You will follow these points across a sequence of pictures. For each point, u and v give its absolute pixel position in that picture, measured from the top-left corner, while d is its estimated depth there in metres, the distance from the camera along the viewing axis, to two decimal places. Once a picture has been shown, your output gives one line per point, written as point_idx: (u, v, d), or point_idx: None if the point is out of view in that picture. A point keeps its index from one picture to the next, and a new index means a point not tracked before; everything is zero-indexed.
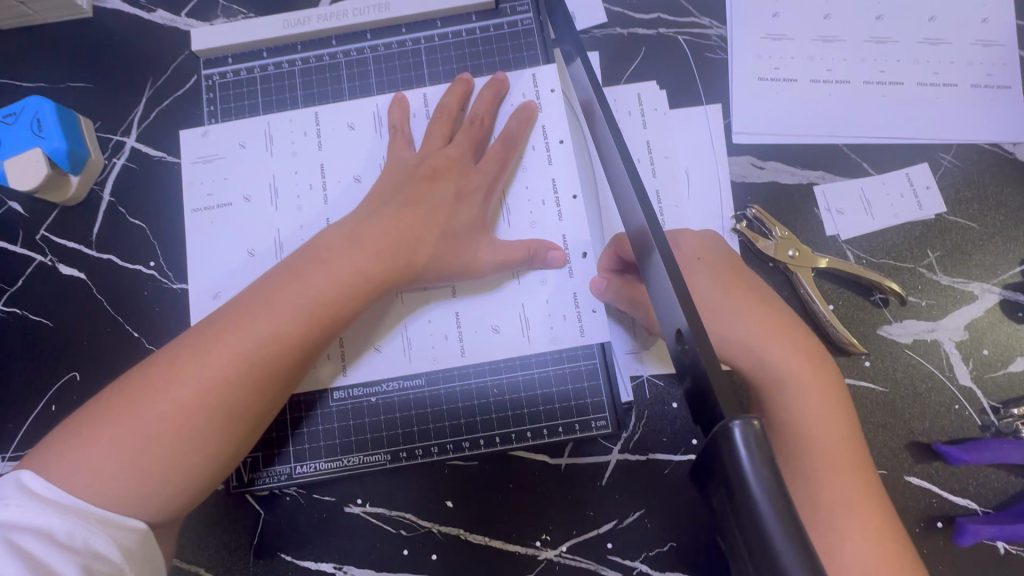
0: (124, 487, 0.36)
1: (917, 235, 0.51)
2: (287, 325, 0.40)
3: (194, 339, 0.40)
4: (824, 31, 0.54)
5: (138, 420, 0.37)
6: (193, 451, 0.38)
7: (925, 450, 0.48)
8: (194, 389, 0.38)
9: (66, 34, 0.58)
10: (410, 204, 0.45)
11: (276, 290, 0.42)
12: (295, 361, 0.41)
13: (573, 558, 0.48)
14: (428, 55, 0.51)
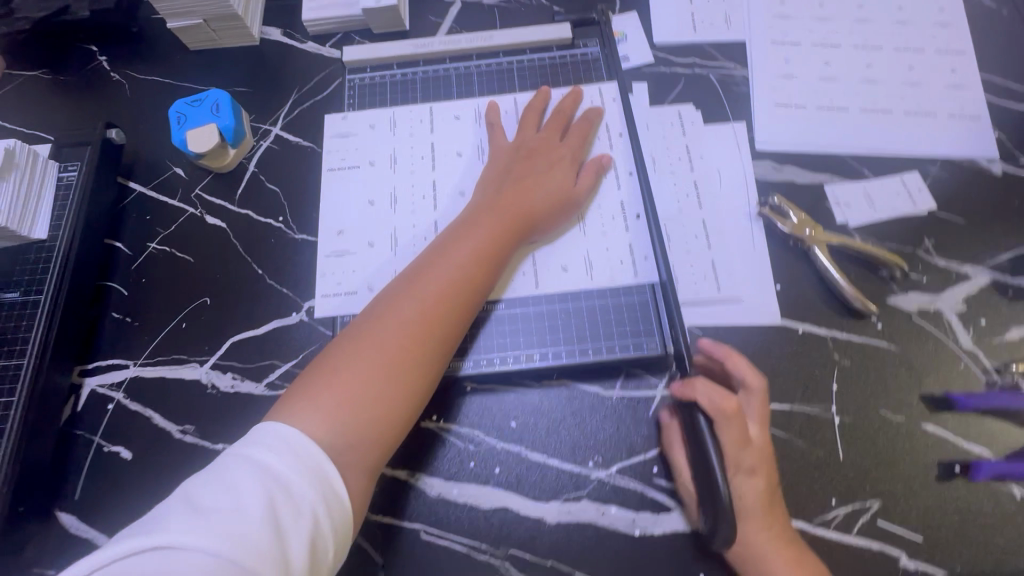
0: (372, 420, 0.44)
1: (914, 226, 0.62)
2: (462, 270, 0.51)
3: (387, 302, 0.49)
4: (826, 73, 0.70)
5: (366, 367, 0.45)
6: (412, 384, 0.46)
7: (938, 402, 0.55)
8: (405, 333, 0.47)
9: (238, 55, 0.77)
10: (519, 180, 0.57)
11: (439, 256, 0.52)
12: (470, 303, 0.51)
13: (623, 478, 0.54)
14: (517, 73, 0.67)
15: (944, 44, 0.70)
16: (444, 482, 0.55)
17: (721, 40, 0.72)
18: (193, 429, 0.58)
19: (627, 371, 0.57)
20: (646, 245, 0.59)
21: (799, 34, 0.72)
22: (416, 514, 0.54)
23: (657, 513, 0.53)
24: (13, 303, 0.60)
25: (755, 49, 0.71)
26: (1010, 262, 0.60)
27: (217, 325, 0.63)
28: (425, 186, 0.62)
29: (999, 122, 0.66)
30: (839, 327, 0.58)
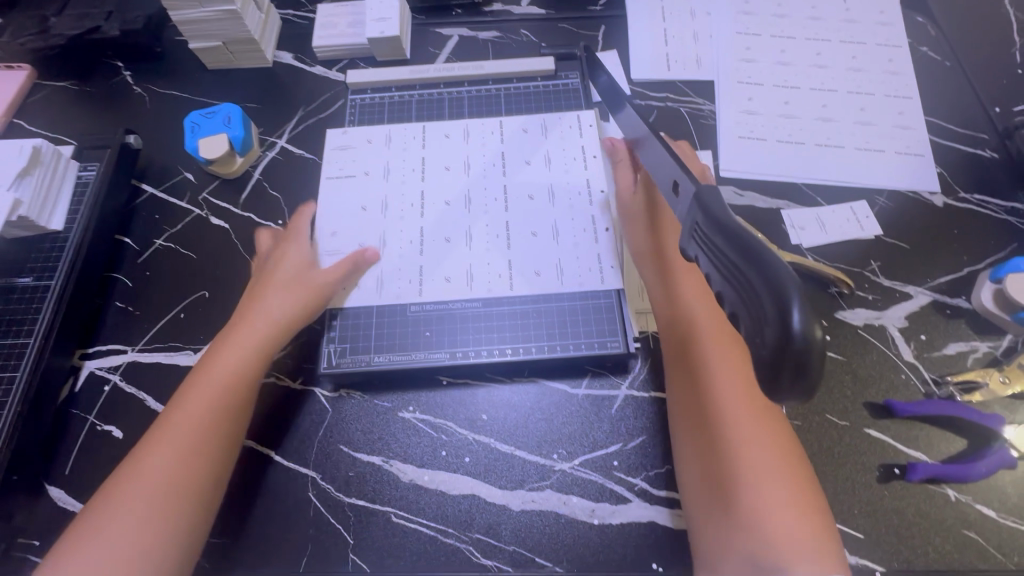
0: (149, 521, 0.48)
1: (862, 249, 0.67)
2: (227, 375, 0.56)
3: (180, 398, 0.55)
4: (785, 111, 0.77)
5: (143, 472, 0.50)
6: (162, 490, 0.50)
7: (880, 409, 0.59)
8: (161, 454, 0.51)
9: (251, 75, 0.84)
10: (267, 281, 0.62)
11: (213, 360, 0.57)
12: (226, 420, 0.54)
13: (584, 470, 0.57)
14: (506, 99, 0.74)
15: (892, 89, 0.78)
16: (416, 469, 0.58)
17: (692, 79, 0.80)
18: None
19: (592, 371, 0.61)
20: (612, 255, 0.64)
21: (762, 75, 0.79)
22: (389, 498, 0.57)
23: (616, 504, 0.56)
24: (25, 287, 0.64)
25: (722, 87, 0.79)
26: (949, 284, 0.65)
27: (213, 317, 0.67)
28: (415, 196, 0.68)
29: (942, 160, 0.73)
30: None
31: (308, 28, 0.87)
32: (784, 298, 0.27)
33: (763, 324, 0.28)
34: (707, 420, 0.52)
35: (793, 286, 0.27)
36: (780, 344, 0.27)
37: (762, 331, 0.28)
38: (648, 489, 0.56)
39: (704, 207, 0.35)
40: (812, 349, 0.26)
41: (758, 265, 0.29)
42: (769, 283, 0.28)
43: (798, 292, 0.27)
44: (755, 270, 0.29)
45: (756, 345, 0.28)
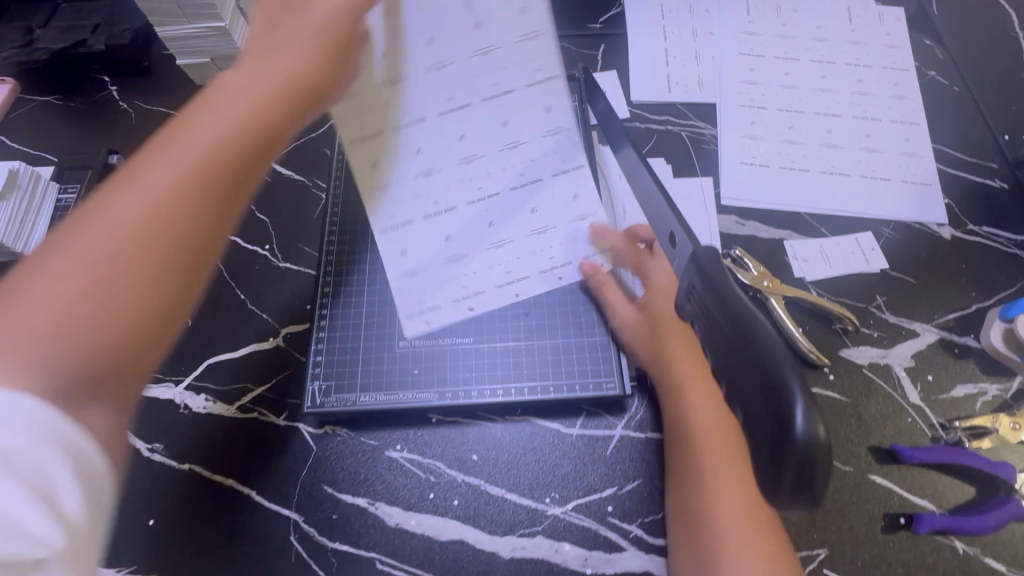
0: (77, 358, 0.33)
1: (867, 283, 0.65)
2: (191, 146, 0.39)
3: (14, 292, 0.33)
4: (789, 136, 0.74)
5: (26, 309, 0.33)
6: (130, 312, 0.35)
7: (885, 454, 0.57)
8: (80, 245, 0.35)
9: None
10: (255, 89, 0.42)
11: (156, 154, 0.39)
12: (120, 329, 0.35)
13: (577, 516, 0.55)
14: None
15: (899, 115, 0.75)
16: (402, 512, 0.56)
17: (694, 101, 0.78)
18: (162, 448, 0.59)
19: (587, 410, 0.59)
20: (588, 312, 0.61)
21: (766, 98, 0.77)
22: (373, 543, 0.55)
23: (610, 553, 0.54)
24: None
25: (725, 110, 0.76)
26: (957, 321, 0.63)
27: (194, 347, 0.65)
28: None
29: (950, 190, 0.71)
30: None
31: None
32: (786, 395, 0.27)
33: (764, 414, 0.28)
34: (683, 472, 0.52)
35: (792, 378, 0.27)
36: (782, 442, 0.27)
37: (764, 421, 0.28)
38: (643, 537, 0.54)
39: (696, 269, 0.34)
40: (818, 453, 0.26)
41: (755, 353, 0.29)
42: (767, 374, 0.28)
43: (798, 387, 0.27)
44: (752, 355, 0.29)
45: (758, 436, 0.29)
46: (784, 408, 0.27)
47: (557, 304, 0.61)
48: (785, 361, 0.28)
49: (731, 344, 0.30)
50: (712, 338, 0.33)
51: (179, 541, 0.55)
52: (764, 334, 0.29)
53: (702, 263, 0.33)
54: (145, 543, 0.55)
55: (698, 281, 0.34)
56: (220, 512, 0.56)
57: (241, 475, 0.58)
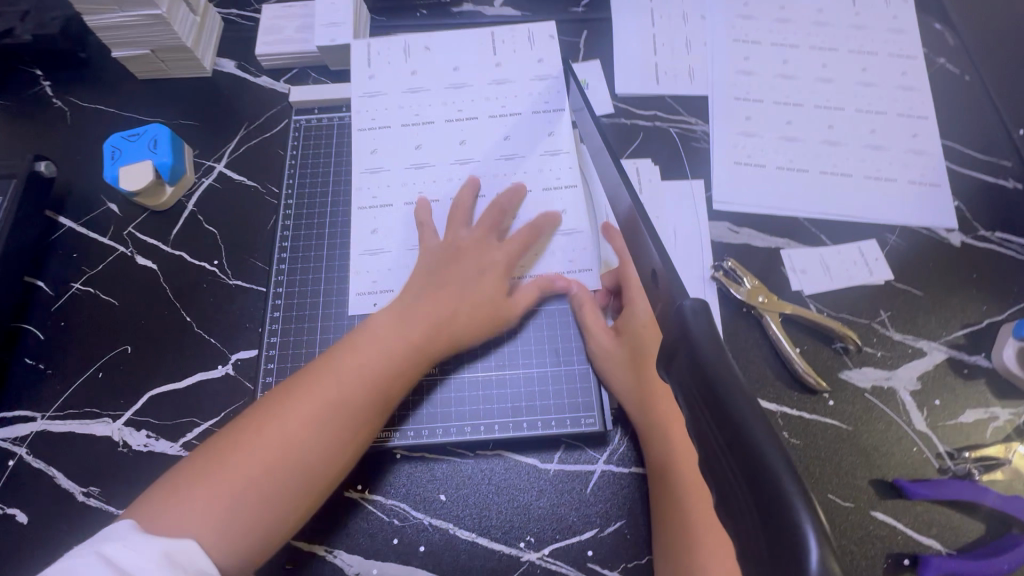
0: (240, 520, 0.42)
1: (871, 297, 0.60)
2: (399, 359, 0.51)
3: (198, 483, 0.43)
4: (787, 132, 0.68)
5: (244, 476, 0.43)
6: (315, 470, 0.45)
7: (888, 487, 0.52)
8: (310, 419, 0.46)
9: (187, 87, 0.74)
10: (437, 291, 0.54)
11: (378, 348, 0.50)
12: (292, 499, 0.45)
13: (554, 562, 0.50)
14: (474, 117, 0.65)
15: (906, 107, 0.69)
16: (364, 560, 0.51)
17: (683, 94, 0.71)
18: (98, 490, 0.54)
19: (567, 443, 0.54)
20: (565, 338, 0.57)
21: (762, 90, 0.71)
22: None
23: None
24: None
25: (717, 105, 0.70)
26: (967, 338, 0.58)
27: (136, 377, 0.59)
28: (384, 200, 0.62)
29: (961, 191, 0.65)
30: (792, 403, 0.55)
31: (253, 32, 0.77)
32: (787, 517, 0.19)
33: (758, 536, 0.20)
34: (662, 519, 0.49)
35: (795, 491, 0.20)
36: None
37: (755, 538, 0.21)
38: None
39: (678, 330, 0.27)
40: None
41: (743, 452, 0.22)
42: (761, 482, 0.21)
43: (807, 508, 0.19)
44: (741, 455, 0.22)
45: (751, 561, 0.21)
46: (785, 533, 0.19)
47: (535, 331, 0.57)
48: (785, 468, 0.20)
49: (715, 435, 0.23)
50: (691, 419, 0.25)
51: None
52: (756, 425, 0.22)
53: (686, 324, 0.27)
54: None
55: (679, 344, 0.27)
56: None
57: None
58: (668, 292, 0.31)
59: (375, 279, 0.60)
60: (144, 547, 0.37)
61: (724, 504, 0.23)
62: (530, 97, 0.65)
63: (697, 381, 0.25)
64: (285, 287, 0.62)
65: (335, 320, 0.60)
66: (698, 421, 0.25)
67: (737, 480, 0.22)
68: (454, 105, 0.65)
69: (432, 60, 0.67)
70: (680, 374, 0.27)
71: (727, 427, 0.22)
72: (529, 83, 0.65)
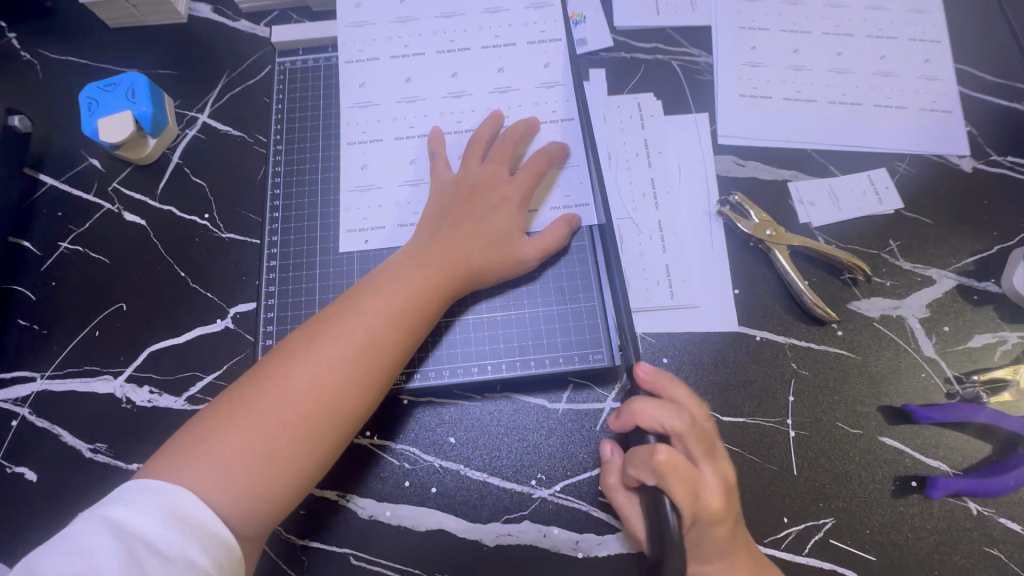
0: (271, 466, 0.42)
1: (880, 226, 0.59)
2: (416, 295, 0.49)
3: (224, 429, 0.42)
4: (794, 62, 0.65)
5: (271, 420, 0.43)
6: (338, 421, 0.44)
7: (898, 413, 0.52)
8: (333, 367, 0.45)
9: (161, 34, 0.70)
10: (453, 231, 0.53)
11: (396, 284, 0.49)
12: (320, 443, 0.44)
13: (566, 497, 0.51)
14: (466, 47, 0.62)
15: (919, 31, 0.66)
16: (377, 503, 0.51)
17: (686, 25, 0.68)
18: (106, 447, 0.54)
19: (574, 383, 0.54)
20: (568, 273, 0.56)
21: (769, 18, 0.67)
22: (346, 537, 0.51)
23: (602, 535, 0.50)
24: None
25: (721, 35, 0.67)
26: (977, 265, 0.57)
27: (134, 335, 0.58)
28: (375, 134, 0.60)
29: (973, 116, 0.63)
30: (800, 334, 0.55)
31: None
32: None
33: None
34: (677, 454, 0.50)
35: None
36: None
37: None
38: None
39: None
40: None
41: None
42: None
43: None
44: None
45: None
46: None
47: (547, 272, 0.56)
48: None
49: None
50: None
51: None
52: None
53: None
54: None
55: None
56: None
57: None
58: None
59: (365, 217, 0.59)
60: (146, 506, 0.38)
61: None
62: (524, 25, 0.62)
63: None
64: (280, 236, 0.60)
65: (333, 269, 0.58)
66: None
67: None
68: (445, 34, 0.62)
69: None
70: None
71: None
72: (524, 13, 0.62)
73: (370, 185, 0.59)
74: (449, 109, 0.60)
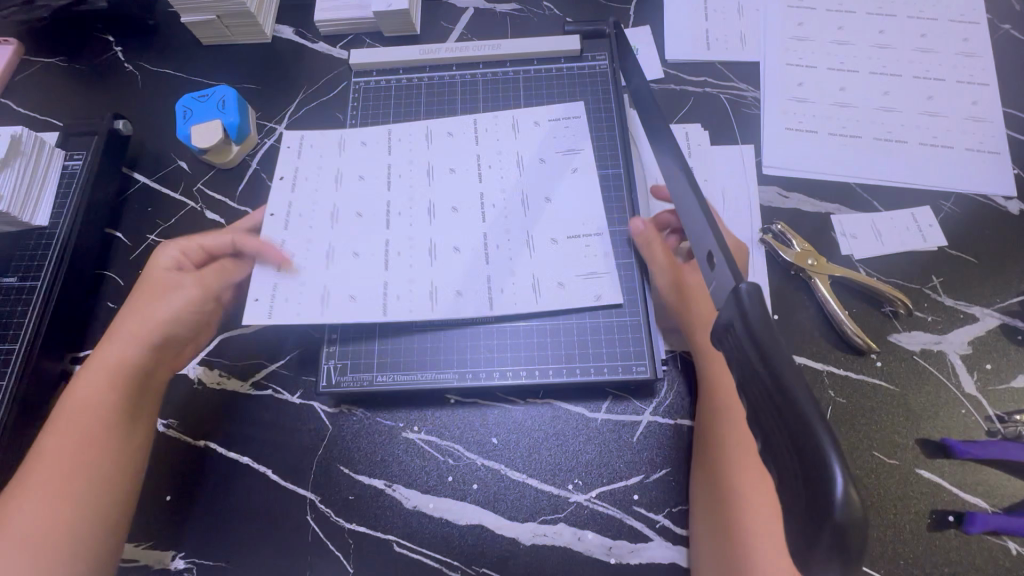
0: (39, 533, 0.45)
1: (923, 262, 0.60)
2: (122, 351, 0.53)
3: (15, 495, 0.47)
4: (840, 99, 0.68)
5: (48, 483, 0.47)
6: (80, 472, 0.48)
7: (937, 447, 0.53)
8: (70, 419, 0.50)
9: (248, 51, 0.77)
10: (134, 305, 0.56)
11: (106, 343, 0.54)
12: (90, 493, 0.48)
13: (600, 503, 0.53)
14: (523, 193, 0.61)
15: (967, 74, 0.68)
16: (421, 495, 0.54)
17: (735, 60, 0.71)
18: (176, 423, 0.57)
19: (613, 394, 0.56)
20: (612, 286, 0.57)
21: (816, 57, 0.70)
22: (390, 525, 0.54)
23: (635, 543, 0.52)
24: (9, 287, 0.60)
25: (769, 71, 0.70)
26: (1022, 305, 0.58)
27: None
28: (328, 167, 0.62)
29: (1020, 158, 0.64)
30: (837, 363, 0.56)
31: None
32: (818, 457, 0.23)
33: (783, 465, 0.25)
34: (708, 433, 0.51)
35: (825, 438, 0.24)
36: (812, 507, 0.23)
37: (791, 481, 0.25)
38: (670, 527, 0.52)
39: (735, 309, 0.31)
40: (856, 524, 0.22)
41: (789, 406, 0.25)
42: (798, 432, 0.25)
43: (833, 450, 0.23)
44: (788, 413, 0.25)
45: (790, 496, 0.25)
46: (816, 467, 0.23)
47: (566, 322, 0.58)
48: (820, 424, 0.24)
49: (764, 389, 0.27)
50: (744, 381, 0.29)
51: (191, 518, 0.54)
52: (801, 388, 0.26)
53: (743, 307, 0.30)
54: (162, 519, 0.54)
55: (735, 320, 0.31)
56: (231, 486, 0.55)
57: (252, 453, 0.56)
58: (726, 270, 0.34)
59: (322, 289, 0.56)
60: None
61: (769, 450, 0.27)
62: (561, 297, 0.57)
63: (753, 350, 0.29)
64: None
65: None
66: (742, 387, 0.30)
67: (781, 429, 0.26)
68: (500, 175, 0.61)
69: (528, 158, 0.63)
70: (734, 343, 0.31)
71: (779, 391, 0.26)
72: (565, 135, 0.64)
73: (292, 187, 0.61)
74: (402, 224, 0.59)
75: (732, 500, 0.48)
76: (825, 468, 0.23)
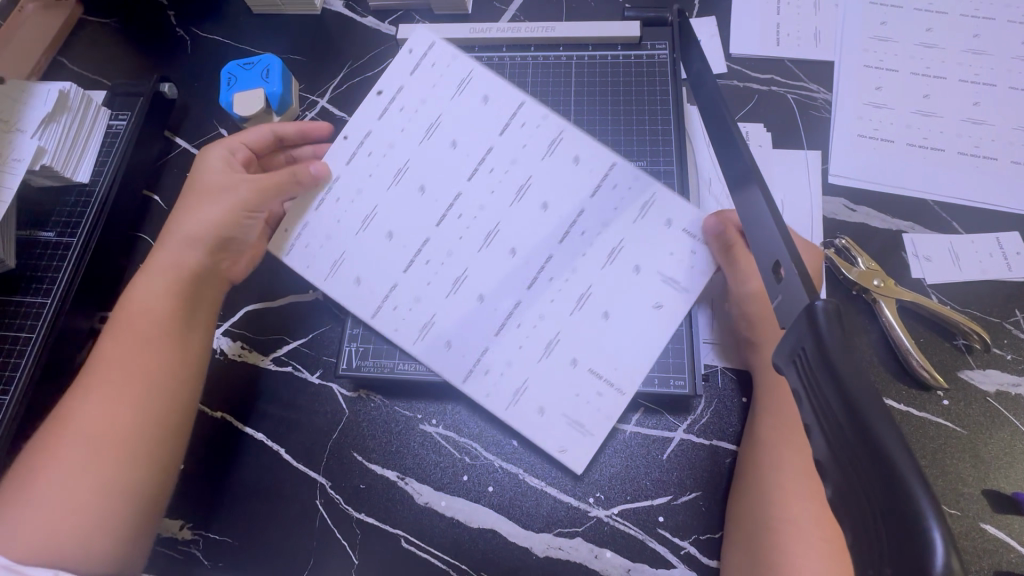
0: (98, 451, 0.44)
1: (1005, 293, 0.54)
2: (179, 265, 0.52)
3: (72, 410, 0.46)
4: (924, 107, 0.61)
5: (107, 398, 0.46)
6: (138, 386, 0.47)
7: (1009, 502, 0.47)
8: (127, 334, 0.49)
9: (296, 22, 0.75)
10: (183, 216, 0.54)
11: (162, 257, 0.52)
12: (152, 411, 0.47)
13: (622, 522, 0.50)
14: (608, 260, 0.51)
15: None
16: (433, 491, 0.52)
17: (807, 58, 0.65)
18: None
19: (646, 407, 0.53)
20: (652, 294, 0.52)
21: (900, 59, 0.64)
22: (400, 519, 0.51)
23: (656, 568, 0.48)
24: (48, 242, 0.61)
25: (845, 72, 0.64)
26: None
27: None
28: (423, 119, 0.54)
29: None
30: (899, 397, 0.51)
31: None
32: (910, 516, 0.20)
33: (855, 526, 0.22)
34: (751, 455, 0.48)
35: (919, 493, 0.20)
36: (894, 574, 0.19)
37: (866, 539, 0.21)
38: (696, 556, 0.48)
39: (808, 333, 0.27)
40: None
41: (873, 452, 0.22)
42: (882, 484, 0.21)
43: (930, 510, 0.19)
44: (869, 459, 0.22)
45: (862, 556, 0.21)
46: (906, 531, 0.19)
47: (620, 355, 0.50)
48: (914, 477, 0.20)
49: (839, 430, 0.24)
50: (813, 416, 0.26)
51: (201, 490, 0.53)
52: (888, 432, 0.22)
53: (819, 333, 0.27)
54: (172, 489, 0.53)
55: (807, 345, 0.27)
56: (243, 462, 0.54)
57: (266, 430, 0.55)
58: (796, 288, 0.30)
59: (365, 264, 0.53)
60: None
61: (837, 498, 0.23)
62: (564, 394, 0.49)
63: (829, 381, 0.25)
64: None
65: None
66: (811, 428, 0.26)
67: (858, 477, 0.22)
68: (588, 243, 0.51)
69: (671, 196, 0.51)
70: (803, 370, 0.27)
71: (860, 432, 0.22)
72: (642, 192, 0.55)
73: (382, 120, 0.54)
74: (450, 231, 0.52)
75: (777, 536, 0.43)
76: (919, 533, 0.19)
